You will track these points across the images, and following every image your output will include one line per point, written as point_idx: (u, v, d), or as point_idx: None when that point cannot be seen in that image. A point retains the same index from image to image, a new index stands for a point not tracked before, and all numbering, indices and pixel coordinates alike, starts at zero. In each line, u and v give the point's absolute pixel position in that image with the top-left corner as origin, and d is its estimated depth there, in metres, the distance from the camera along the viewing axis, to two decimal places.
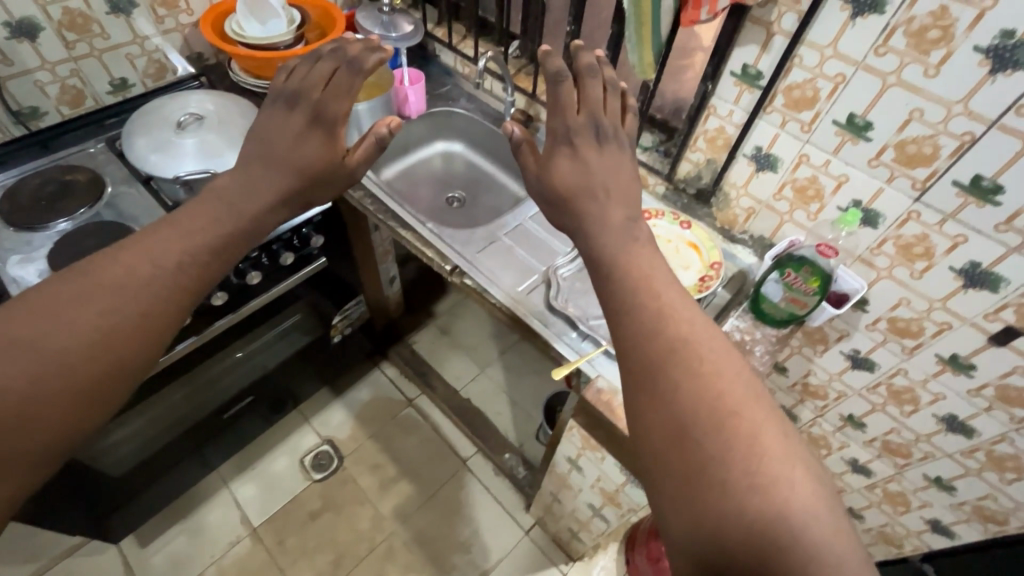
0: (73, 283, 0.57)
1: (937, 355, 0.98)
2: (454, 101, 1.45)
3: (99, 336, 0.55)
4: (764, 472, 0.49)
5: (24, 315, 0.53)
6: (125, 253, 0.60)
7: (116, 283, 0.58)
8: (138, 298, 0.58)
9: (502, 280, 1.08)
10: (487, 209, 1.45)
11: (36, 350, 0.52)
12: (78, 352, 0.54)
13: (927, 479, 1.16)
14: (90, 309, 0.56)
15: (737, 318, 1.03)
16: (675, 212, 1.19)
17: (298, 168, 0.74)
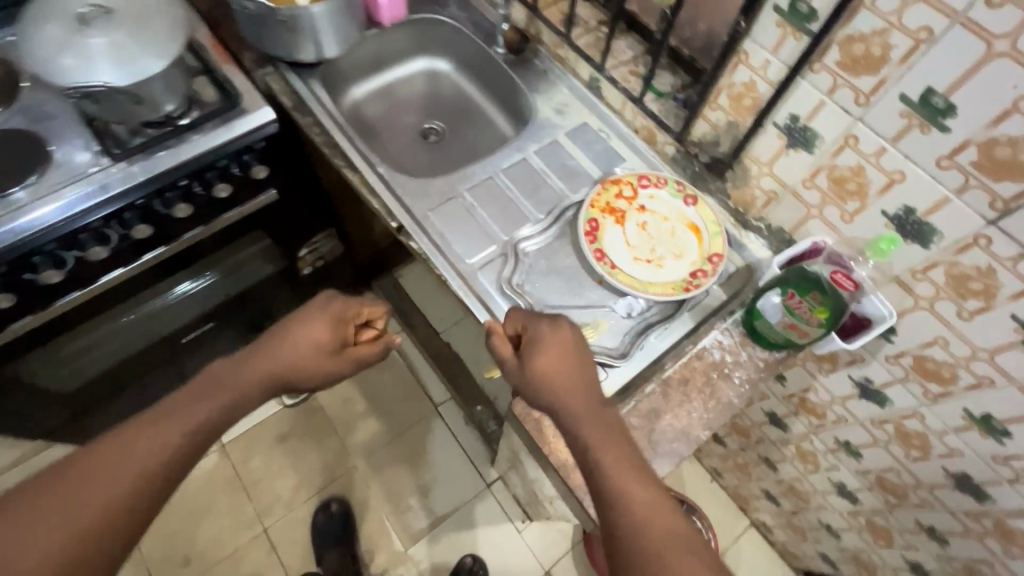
0: (104, 452, 0.63)
1: (965, 410, 0.79)
2: (442, 8, 1.19)
3: (126, 498, 0.61)
4: None
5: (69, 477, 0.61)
6: (157, 418, 0.67)
7: (112, 468, 0.62)
8: (163, 462, 0.65)
9: (454, 249, 0.92)
10: (469, 144, 1.20)
11: (69, 511, 0.59)
12: (104, 513, 0.60)
13: (919, 524, 1.02)
14: (119, 471, 0.62)
15: (723, 331, 0.84)
16: (681, 182, 0.97)
17: (318, 335, 0.80)
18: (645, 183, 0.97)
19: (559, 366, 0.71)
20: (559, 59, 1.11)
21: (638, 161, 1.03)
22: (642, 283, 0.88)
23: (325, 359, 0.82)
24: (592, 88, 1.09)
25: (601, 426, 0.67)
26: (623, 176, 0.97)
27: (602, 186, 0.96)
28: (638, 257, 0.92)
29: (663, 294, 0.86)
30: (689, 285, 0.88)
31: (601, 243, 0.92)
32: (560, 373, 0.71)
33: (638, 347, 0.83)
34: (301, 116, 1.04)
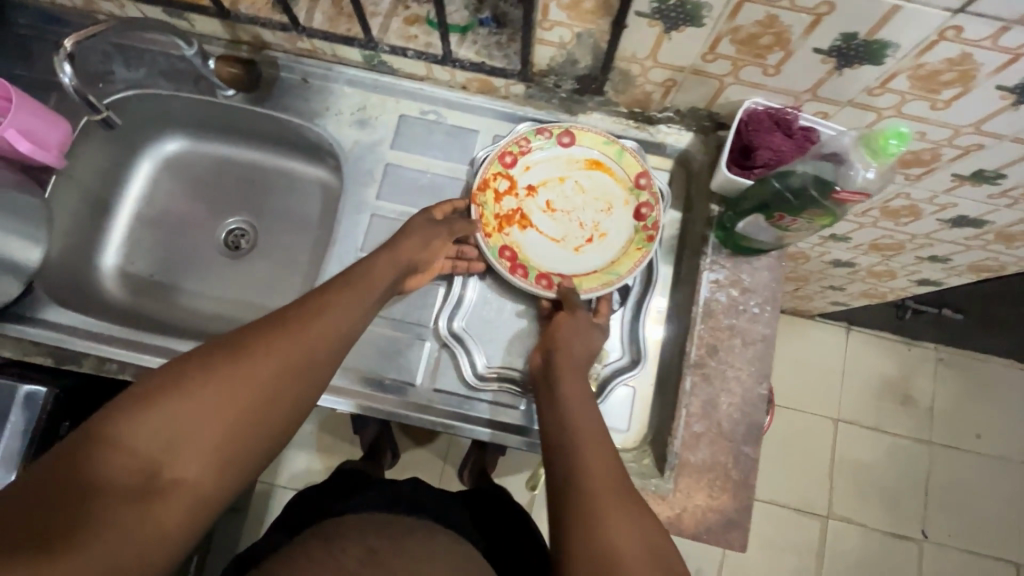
0: (302, 306, 0.55)
1: (956, 175, 0.72)
2: (108, 83, 0.79)
3: (324, 344, 0.53)
4: None
5: (274, 328, 0.52)
6: (344, 283, 0.59)
7: (312, 315, 0.54)
8: (351, 320, 0.57)
9: (392, 383, 0.71)
10: (289, 214, 0.90)
11: (279, 349, 0.50)
12: (307, 359, 0.52)
13: (920, 258, 1.04)
14: (319, 322, 0.54)
15: (714, 268, 0.70)
16: (540, 125, 0.75)
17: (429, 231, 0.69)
18: (510, 159, 0.74)
19: (571, 373, 0.63)
20: (310, 53, 0.78)
21: (492, 123, 0.79)
22: (606, 270, 0.72)
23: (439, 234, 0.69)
24: (377, 65, 0.78)
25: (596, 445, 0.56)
26: (482, 171, 0.73)
27: (474, 203, 0.73)
28: (575, 246, 0.74)
29: (636, 266, 0.71)
30: (648, 231, 0.73)
31: (532, 266, 0.72)
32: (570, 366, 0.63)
33: (645, 345, 0.71)
34: (77, 366, 0.71)
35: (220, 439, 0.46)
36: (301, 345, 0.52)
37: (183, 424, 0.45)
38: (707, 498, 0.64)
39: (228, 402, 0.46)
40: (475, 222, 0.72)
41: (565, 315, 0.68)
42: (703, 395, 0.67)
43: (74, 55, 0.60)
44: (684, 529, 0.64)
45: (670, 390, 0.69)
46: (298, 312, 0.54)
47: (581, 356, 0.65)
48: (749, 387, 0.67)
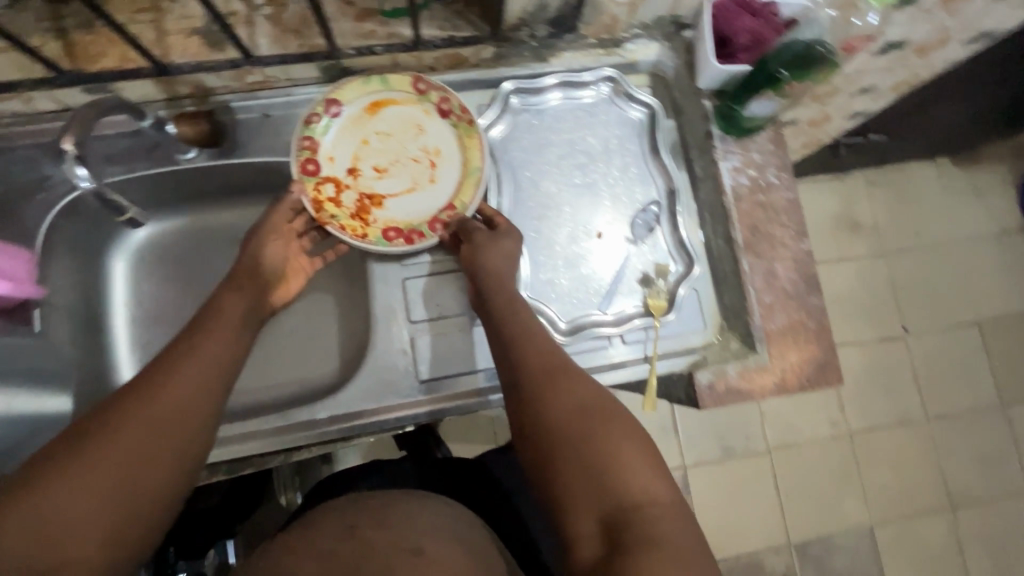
0: (174, 349, 0.55)
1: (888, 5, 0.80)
2: (49, 189, 0.69)
3: (209, 370, 0.54)
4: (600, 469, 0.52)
5: (155, 373, 0.52)
6: (218, 310, 0.60)
7: (187, 350, 0.55)
8: (228, 343, 0.58)
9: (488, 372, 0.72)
10: None
11: (161, 392, 0.50)
12: (191, 391, 0.52)
13: (853, 95, 1.15)
14: (196, 354, 0.55)
15: (728, 156, 0.75)
16: (304, 116, 0.72)
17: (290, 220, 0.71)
18: (311, 163, 0.72)
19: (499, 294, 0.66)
20: (263, 85, 0.73)
21: (473, 94, 0.78)
22: (468, 172, 0.73)
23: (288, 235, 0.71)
24: (337, 75, 0.73)
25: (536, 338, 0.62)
26: (304, 195, 0.71)
27: (325, 223, 0.71)
28: (426, 176, 0.74)
29: (483, 149, 0.73)
30: (464, 117, 0.73)
31: (416, 223, 0.73)
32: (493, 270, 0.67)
33: (693, 246, 0.76)
34: None
35: (119, 487, 0.46)
36: (184, 381, 0.52)
37: (75, 487, 0.44)
38: (798, 354, 0.72)
39: (110, 465, 0.46)
40: (345, 234, 0.71)
41: (468, 247, 0.69)
42: (761, 270, 0.73)
43: (81, 158, 0.62)
44: (790, 386, 0.71)
45: (730, 277, 0.75)
46: (172, 354, 0.54)
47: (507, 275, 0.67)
48: (795, 247, 0.74)
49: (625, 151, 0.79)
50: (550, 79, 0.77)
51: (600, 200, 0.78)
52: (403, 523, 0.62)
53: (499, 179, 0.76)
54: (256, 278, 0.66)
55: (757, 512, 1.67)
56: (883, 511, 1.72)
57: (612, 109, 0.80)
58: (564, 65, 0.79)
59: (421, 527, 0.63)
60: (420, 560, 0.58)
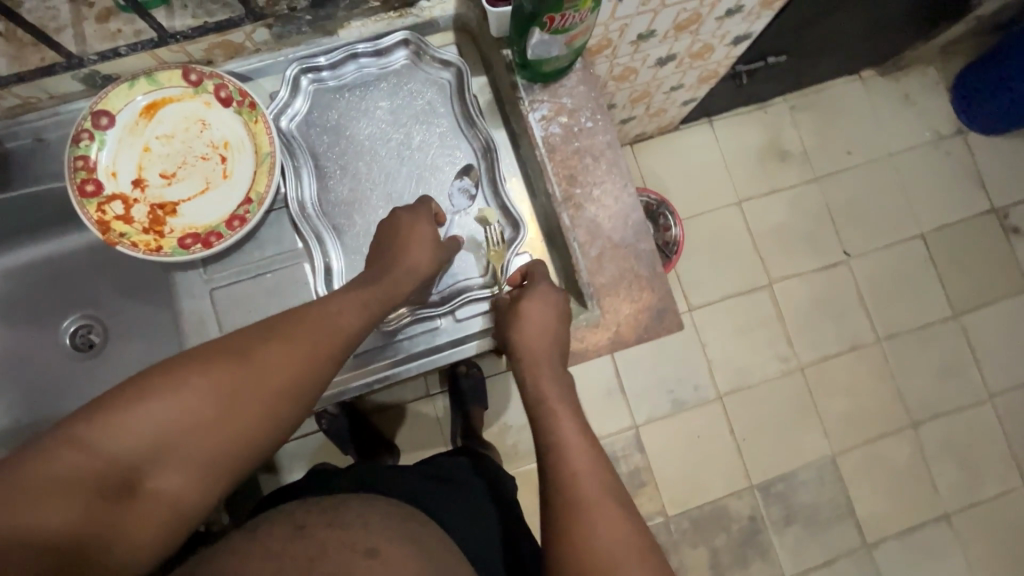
0: (299, 318, 0.54)
1: None
2: None
3: (323, 357, 0.53)
4: (581, 510, 0.50)
5: (280, 339, 0.52)
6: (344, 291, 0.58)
7: (311, 326, 0.53)
8: (346, 331, 0.56)
9: None
10: (123, 283, 0.80)
11: (273, 364, 0.50)
12: (300, 376, 0.51)
13: (720, 19, 1.09)
14: (317, 333, 0.53)
15: (536, 106, 0.70)
16: (72, 134, 0.66)
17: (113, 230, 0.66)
18: (93, 184, 0.66)
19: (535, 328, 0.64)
20: (24, 108, 0.67)
21: (264, 82, 0.73)
22: (261, 159, 0.68)
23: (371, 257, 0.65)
24: (104, 83, 0.68)
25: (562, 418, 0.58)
26: (86, 219, 0.65)
27: (116, 243, 0.65)
28: (222, 173, 0.69)
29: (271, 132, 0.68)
30: (245, 101, 0.68)
31: (216, 225, 0.68)
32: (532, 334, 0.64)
33: (515, 208, 0.71)
34: None
35: (202, 453, 0.47)
36: (299, 362, 0.51)
37: (170, 423, 0.45)
38: (632, 305, 0.68)
39: (202, 429, 0.47)
40: (137, 252, 0.65)
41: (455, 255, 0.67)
42: (585, 223, 0.69)
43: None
44: (627, 339, 0.68)
45: (557, 235, 0.71)
46: (292, 323, 0.53)
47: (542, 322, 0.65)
48: (619, 193, 0.69)
49: (438, 117, 0.74)
50: (340, 54, 0.71)
51: (416, 175, 0.73)
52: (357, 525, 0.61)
53: (301, 168, 0.71)
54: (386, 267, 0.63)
55: (716, 459, 1.65)
56: (844, 439, 1.69)
57: (416, 76, 0.74)
58: (356, 36, 0.73)
59: (372, 528, 0.61)
60: (373, 562, 0.56)
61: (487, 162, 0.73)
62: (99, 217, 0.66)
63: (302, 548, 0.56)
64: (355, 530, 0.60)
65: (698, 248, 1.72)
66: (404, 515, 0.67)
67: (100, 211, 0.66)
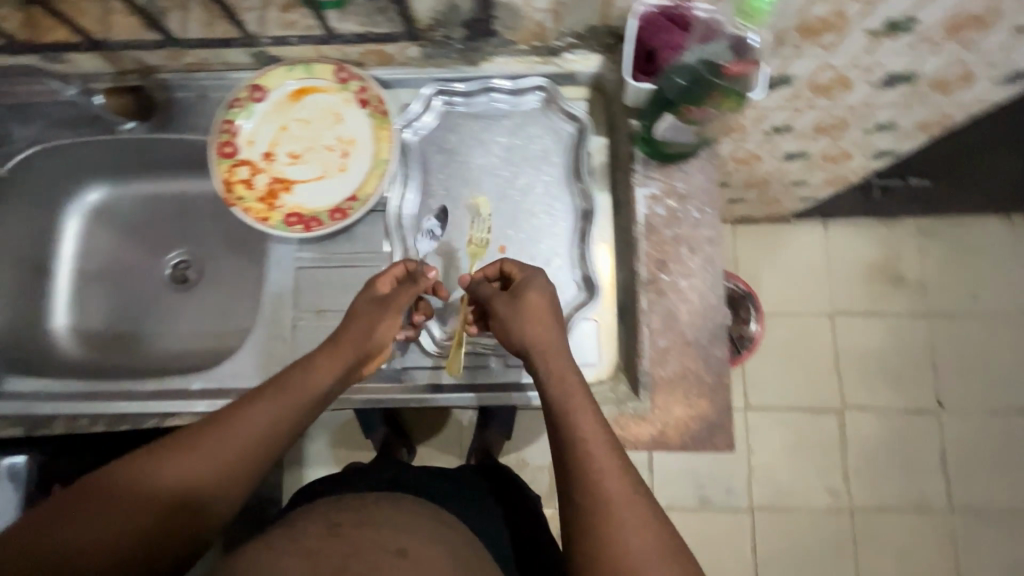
0: (225, 420, 0.51)
1: (868, 31, 0.70)
2: (7, 146, 0.77)
3: (243, 463, 0.50)
4: (618, 521, 0.48)
5: (195, 446, 0.49)
6: (283, 385, 0.55)
7: (232, 434, 0.50)
8: (275, 434, 0.52)
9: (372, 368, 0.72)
10: (227, 232, 0.88)
11: (186, 476, 0.48)
12: (214, 486, 0.49)
13: (866, 130, 1.02)
14: (240, 438, 0.50)
15: (647, 182, 0.69)
16: (229, 100, 0.74)
17: (234, 192, 0.72)
18: (230, 147, 0.73)
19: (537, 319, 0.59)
20: (199, 67, 0.76)
21: (401, 92, 0.77)
22: (376, 164, 0.73)
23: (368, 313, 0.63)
24: (269, 63, 0.76)
25: (587, 413, 0.54)
26: (216, 175, 0.72)
27: (233, 204, 0.71)
28: (337, 166, 0.74)
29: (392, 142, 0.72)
30: (379, 108, 0.73)
31: (320, 211, 0.73)
32: (538, 324, 0.59)
33: (596, 275, 0.71)
34: (49, 428, 0.71)
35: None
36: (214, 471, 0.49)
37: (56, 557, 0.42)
38: (686, 409, 0.64)
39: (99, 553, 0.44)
40: (248, 217, 0.71)
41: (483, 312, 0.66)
42: (661, 310, 0.66)
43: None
44: (670, 442, 0.64)
45: (630, 313, 0.69)
46: (213, 427, 0.51)
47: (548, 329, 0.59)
48: (706, 292, 0.67)
49: (548, 166, 0.75)
50: (477, 84, 0.75)
51: (512, 215, 0.74)
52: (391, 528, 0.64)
53: (409, 178, 0.74)
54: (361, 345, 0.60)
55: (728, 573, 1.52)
56: None
57: (540, 121, 0.76)
58: (496, 71, 0.76)
59: (404, 532, 0.64)
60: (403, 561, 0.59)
61: (583, 222, 0.73)
62: (225, 181, 0.72)
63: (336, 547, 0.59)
64: (387, 532, 0.63)
65: (772, 347, 1.62)
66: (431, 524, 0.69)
67: (225, 175, 0.72)
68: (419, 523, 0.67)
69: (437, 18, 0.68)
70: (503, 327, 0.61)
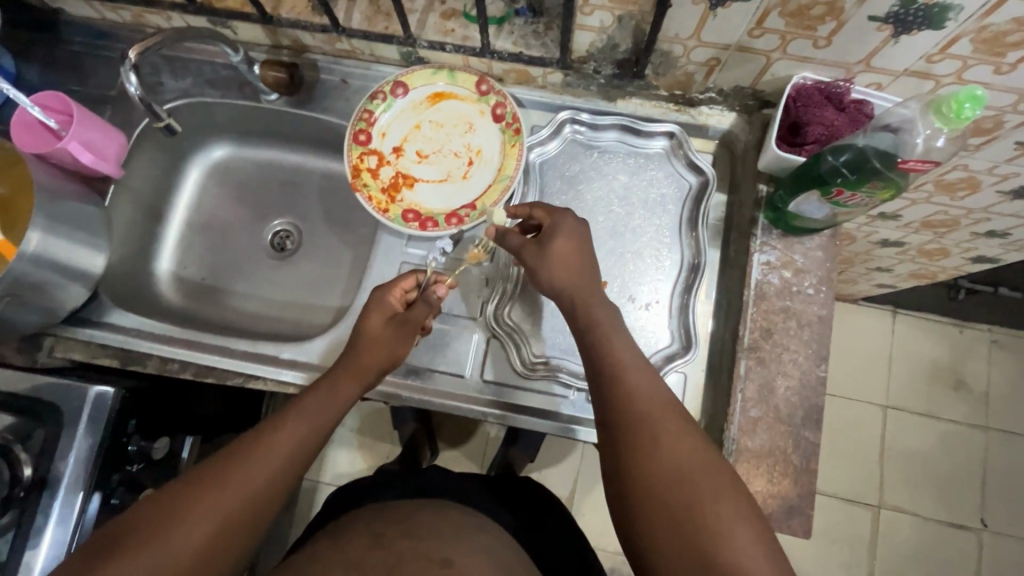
0: (248, 451, 0.53)
1: (1019, 142, 0.69)
2: (158, 93, 0.82)
3: (269, 487, 0.53)
4: (658, 442, 0.51)
5: (220, 478, 0.51)
6: (301, 412, 0.57)
7: (257, 462, 0.53)
8: (297, 458, 0.55)
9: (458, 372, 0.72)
10: (332, 210, 0.91)
11: (214, 505, 0.50)
12: (242, 513, 0.51)
13: (976, 234, 0.99)
14: (263, 467, 0.53)
15: (765, 249, 0.69)
16: (371, 90, 0.76)
17: (360, 178, 0.74)
18: (364, 136, 0.76)
19: (563, 260, 0.62)
20: (349, 54, 0.79)
21: (533, 113, 0.79)
22: (498, 178, 0.74)
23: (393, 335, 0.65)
24: (415, 62, 0.78)
25: (615, 344, 0.57)
26: (347, 160, 0.74)
27: (357, 189, 0.74)
28: (460, 172, 0.76)
29: (520, 160, 0.74)
30: (512, 125, 0.75)
31: (436, 213, 0.75)
32: (565, 269, 0.61)
33: (696, 330, 0.70)
34: (142, 365, 0.76)
35: None
36: (241, 500, 0.51)
37: None
38: (767, 484, 0.63)
39: None
40: (369, 205, 0.73)
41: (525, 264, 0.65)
42: (758, 379, 0.66)
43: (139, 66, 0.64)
44: None
45: (724, 375, 0.68)
46: (239, 457, 0.53)
47: (574, 277, 0.61)
48: (808, 370, 0.66)
49: (664, 211, 0.75)
50: (611, 120, 0.76)
51: (619, 253, 0.74)
52: (431, 535, 0.63)
53: (526, 198, 0.76)
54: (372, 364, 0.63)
55: None
56: None
57: (664, 166, 0.76)
58: (629, 110, 0.77)
59: (447, 540, 0.63)
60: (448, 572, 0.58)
61: (690, 272, 0.72)
62: (354, 167, 0.75)
63: (382, 556, 0.58)
64: (432, 541, 0.62)
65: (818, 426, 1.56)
66: (475, 535, 0.67)
67: (355, 162, 0.75)
68: (464, 531, 0.66)
69: (591, 52, 0.69)
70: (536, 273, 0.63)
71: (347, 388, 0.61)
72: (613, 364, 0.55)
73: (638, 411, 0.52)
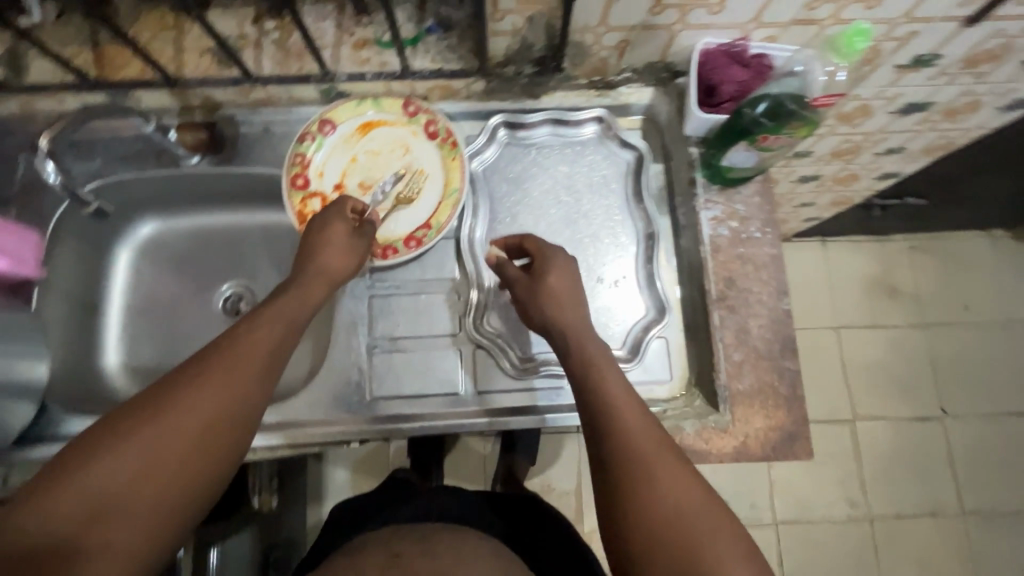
0: (222, 348, 0.51)
1: (897, 65, 0.77)
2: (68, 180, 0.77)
3: (249, 380, 0.51)
4: (651, 475, 0.51)
5: (197, 373, 0.49)
6: (268, 313, 0.56)
7: (233, 354, 0.51)
8: (271, 353, 0.54)
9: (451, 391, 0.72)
10: (281, 261, 0.88)
11: (194, 398, 0.48)
12: (227, 404, 0.49)
13: (879, 154, 1.09)
14: (242, 360, 0.51)
15: (709, 206, 0.74)
16: (300, 132, 0.75)
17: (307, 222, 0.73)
18: (302, 179, 0.74)
19: (559, 292, 0.64)
20: (266, 102, 0.78)
21: (465, 124, 0.80)
22: (447, 193, 0.75)
23: (345, 238, 0.66)
24: (336, 98, 0.78)
25: (607, 377, 0.57)
26: (290, 207, 0.72)
27: None
28: (406, 194, 0.76)
29: (463, 171, 0.74)
30: (447, 139, 0.76)
31: (393, 239, 0.74)
32: (561, 305, 0.63)
33: (666, 295, 0.73)
34: None
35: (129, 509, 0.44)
36: (224, 391, 0.49)
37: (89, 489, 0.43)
38: (765, 420, 0.68)
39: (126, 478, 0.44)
40: None
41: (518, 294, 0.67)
42: (733, 325, 0.70)
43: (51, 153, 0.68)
44: (753, 453, 0.67)
45: (701, 329, 0.72)
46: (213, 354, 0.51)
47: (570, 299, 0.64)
48: (773, 307, 0.71)
49: (609, 191, 0.78)
50: (540, 116, 0.78)
51: (577, 240, 0.76)
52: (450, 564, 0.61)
53: (478, 208, 0.77)
54: (330, 269, 0.63)
55: None
56: None
57: (600, 149, 0.80)
58: (555, 104, 0.80)
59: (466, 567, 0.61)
60: None
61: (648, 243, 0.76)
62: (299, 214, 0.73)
63: None
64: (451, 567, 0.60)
65: None
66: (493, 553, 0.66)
67: (299, 209, 0.73)
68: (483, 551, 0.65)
69: (507, 55, 0.71)
70: (531, 311, 0.66)
71: (313, 291, 0.61)
72: (612, 401, 0.55)
73: (629, 444, 0.52)
